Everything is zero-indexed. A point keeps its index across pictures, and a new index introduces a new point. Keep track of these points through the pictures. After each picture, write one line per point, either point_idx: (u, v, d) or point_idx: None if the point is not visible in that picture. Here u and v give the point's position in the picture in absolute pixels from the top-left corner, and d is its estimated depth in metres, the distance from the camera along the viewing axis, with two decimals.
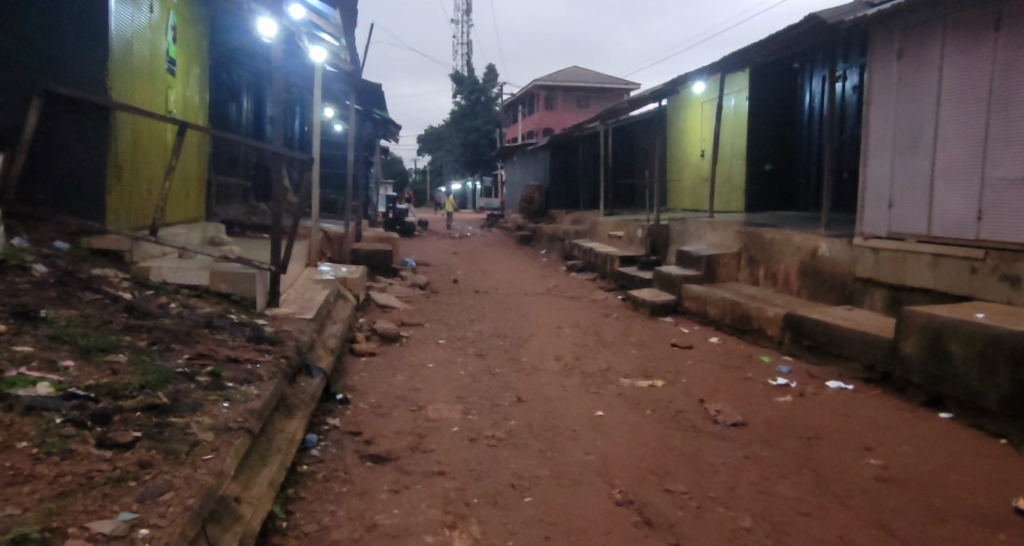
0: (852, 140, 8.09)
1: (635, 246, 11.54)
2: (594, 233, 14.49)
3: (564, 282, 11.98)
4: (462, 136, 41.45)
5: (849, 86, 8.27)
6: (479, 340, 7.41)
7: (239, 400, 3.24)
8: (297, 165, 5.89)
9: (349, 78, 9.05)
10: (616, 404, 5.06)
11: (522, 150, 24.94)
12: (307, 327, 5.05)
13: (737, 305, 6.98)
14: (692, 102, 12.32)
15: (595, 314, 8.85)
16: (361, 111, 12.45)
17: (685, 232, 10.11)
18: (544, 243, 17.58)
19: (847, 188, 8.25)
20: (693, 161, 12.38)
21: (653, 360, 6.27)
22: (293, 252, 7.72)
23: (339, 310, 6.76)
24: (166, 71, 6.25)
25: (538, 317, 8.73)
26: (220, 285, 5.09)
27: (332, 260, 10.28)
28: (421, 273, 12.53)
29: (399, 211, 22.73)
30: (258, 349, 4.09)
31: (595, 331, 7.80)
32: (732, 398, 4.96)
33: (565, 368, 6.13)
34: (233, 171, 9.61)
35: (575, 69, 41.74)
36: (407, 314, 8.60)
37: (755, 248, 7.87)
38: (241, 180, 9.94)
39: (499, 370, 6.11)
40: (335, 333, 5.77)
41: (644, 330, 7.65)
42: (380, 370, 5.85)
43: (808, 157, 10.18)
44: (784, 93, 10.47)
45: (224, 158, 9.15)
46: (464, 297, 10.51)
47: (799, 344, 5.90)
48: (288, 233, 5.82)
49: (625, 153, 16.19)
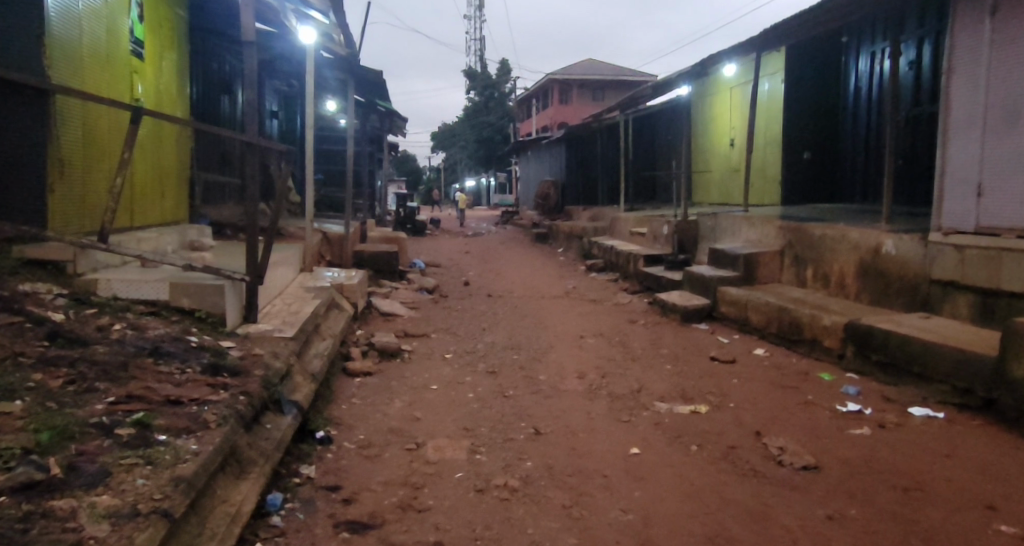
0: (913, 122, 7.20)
1: (660, 244, 10.68)
2: (615, 230, 13.63)
3: (583, 283, 11.14)
4: (475, 132, 40.72)
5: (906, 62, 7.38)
6: (491, 354, 6.61)
7: (164, 463, 2.43)
8: (280, 152, 5.12)
9: (346, 64, 8.32)
10: (654, 437, 4.22)
11: (537, 145, 24.13)
12: (285, 348, 4.27)
13: (785, 312, 6.10)
14: (722, 87, 11.44)
15: (619, 321, 8.01)
16: (364, 104, 11.76)
17: (717, 229, 9.23)
18: (560, 241, 16.74)
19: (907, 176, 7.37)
20: (722, 151, 11.56)
21: (692, 378, 5.42)
22: (284, 257, 6.99)
23: (331, 323, 5.98)
24: (128, 51, 5.48)
25: (556, 325, 7.92)
26: (182, 300, 4.32)
27: (333, 263, 9.54)
28: (429, 276, 11.78)
29: (410, 210, 22.01)
30: (213, 383, 3.29)
31: (621, 341, 6.96)
32: (795, 429, 4.10)
33: (589, 389, 5.30)
34: (225, 169, 8.91)
35: (590, 62, 40.80)
36: (412, 324, 7.83)
37: (802, 246, 6.99)
38: (235, 178, 9.24)
39: (512, 392, 5.30)
40: (323, 351, 4.99)
41: (677, 340, 6.79)
42: (375, 395, 5.06)
43: (852, 143, 9.24)
44: (825, 74, 9.56)
45: (213, 152, 8.42)
46: (475, 302, 9.72)
47: (866, 359, 5.01)
48: (271, 223, 5.04)
49: (646, 144, 15.35)
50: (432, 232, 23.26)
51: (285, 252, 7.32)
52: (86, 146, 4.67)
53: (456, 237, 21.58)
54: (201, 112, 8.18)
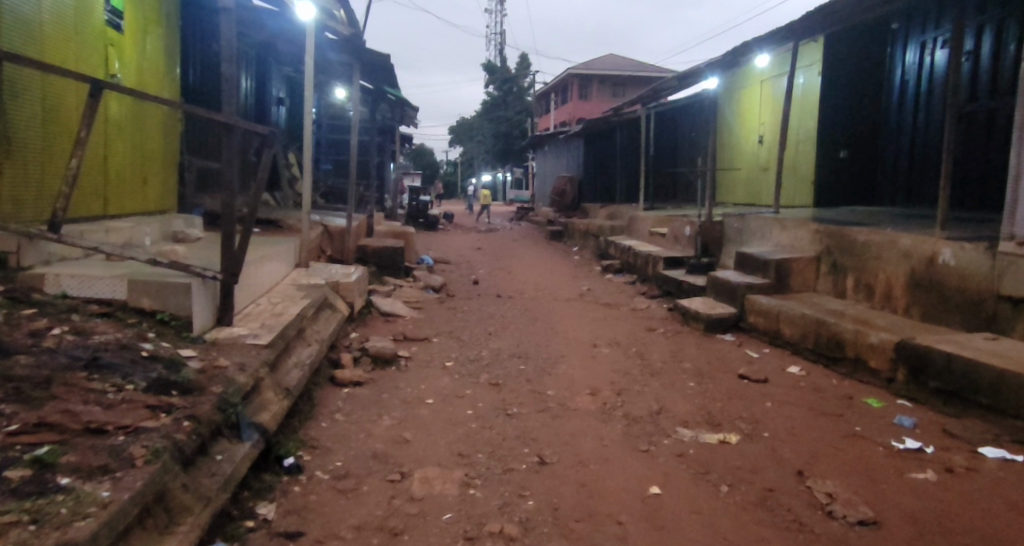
0: (983, 116, 6.50)
1: (681, 245, 10.07)
2: (633, 229, 13.02)
3: (599, 285, 10.56)
4: (492, 127, 40.20)
5: (974, 51, 6.66)
6: (496, 364, 6.05)
7: (55, 521, 1.88)
8: (267, 133, 4.59)
9: (350, 44, 7.85)
10: (677, 471, 3.64)
11: (554, 141, 23.54)
12: (256, 357, 3.72)
13: (823, 326, 5.49)
14: (754, 80, 10.81)
15: (637, 328, 7.43)
16: (372, 92, 11.31)
17: (744, 231, 8.60)
18: (575, 239, 16.16)
19: (973, 177, 6.66)
20: (750, 148, 11.03)
21: (719, 400, 4.82)
22: (278, 252, 6.50)
23: (321, 326, 5.46)
24: (103, 21, 4.96)
25: (568, 331, 7.36)
26: (143, 300, 3.79)
27: (334, 258, 9.03)
28: (437, 273, 11.26)
29: (423, 203, 21.53)
30: (155, 403, 2.75)
31: (639, 352, 6.37)
32: (844, 470, 3.49)
33: (602, 409, 4.72)
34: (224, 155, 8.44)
35: (610, 57, 40.10)
36: (414, 327, 7.31)
37: (841, 253, 6.37)
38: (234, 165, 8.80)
39: (516, 410, 4.75)
40: (306, 359, 4.46)
41: (701, 353, 6.19)
42: (362, 410, 4.53)
43: (895, 142, 8.60)
44: (867, 67, 8.93)
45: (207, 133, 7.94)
46: (483, 303, 9.18)
47: (921, 385, 4.40)
48: (252, 208, 4.50)
49: (667, 140, 14.73)
50: (444, 227, 22.75)
51: (279, 246, 6.83)
52: (45, 125, 4.17)
53: (469, 232, 21.07)
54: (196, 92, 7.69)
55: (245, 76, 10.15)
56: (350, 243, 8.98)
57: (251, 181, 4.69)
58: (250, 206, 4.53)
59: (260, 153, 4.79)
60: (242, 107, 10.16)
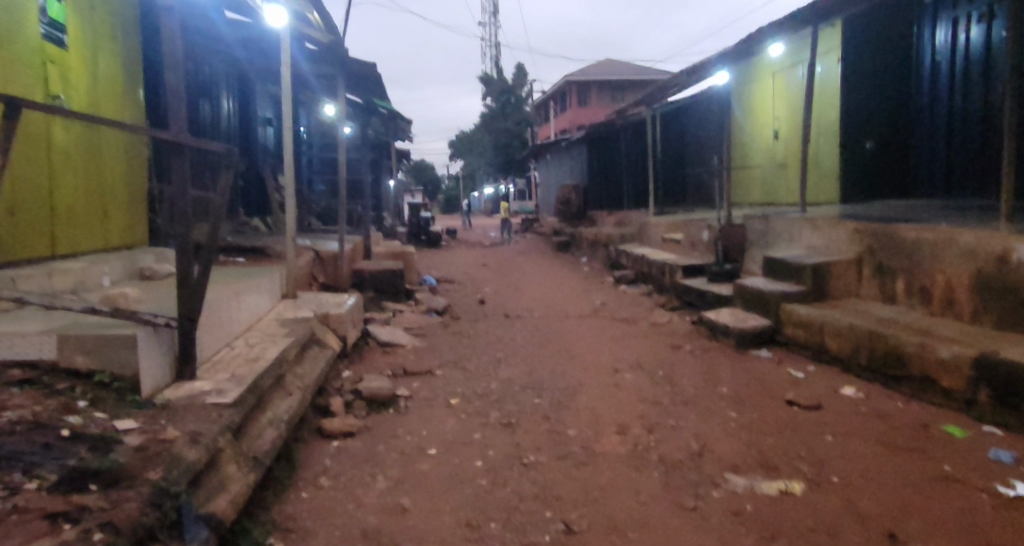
0: None
1: (699, 251, 9.41)
2: (644, 236, 12.36)
3: (613, 298, 9.89)
4: (492, 139, 39.73)
5: None
6: (508, 399, 5.37)
7: None
8: (229, 148, 3.67)
9: (334, 52, 7.28)
10: (735, 536, 2.97)
11: (556, 149, 22.96)
12: (217, 420, 3.06)
13: (879, 339, 4.80)
14: (768, 71, 10.18)
15: (660, 347, 6.74)
16: (362, 107, 10.76)
17: (769, 233, 7.93)
18: (584, 249, 15.49)
19: None
20: (766, 145, 10.42)
21: (770, 434, 4.13)
22: (260, 284, 5.88)
23: (307, 368, 4.80)
24: (38, 35, 4.39)
25: (585, 353, 6.69)
26: (76, 359, 3.15)
27: (327, 285, 8.39)
28: (440, 294, 10.63)
29: (424, 220, 20.97)
30: (61, 509, 2.09)
31: (666, 376, 5.69)
32: (946, 531, 2.80)
33: (634, 454, 4.03)
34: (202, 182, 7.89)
35: (607, 62, 39.58)
36: (415, 358, 6.66)
37: (889, 254, 5.68)
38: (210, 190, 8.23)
39: (534, 458, 4.07)
40: (284, 413, 3.80)
41: (737, 375, 5.50)
42: (354, 469, 3.86)
43: (928, 128, 7.94)
44: (892, 49, 8.28)
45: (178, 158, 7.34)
46: (490, 325, 8.50)
47: (1014, 409, 3.70)
48: (213, 235, 3.67)
49: (674, 142, 14.09)
50: (448, 243, 22.16)
51: (264, 277, 6.22)
52: None
53: (473, 247, 20.45)
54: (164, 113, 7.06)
55: (225, 96, 9.59)
56: (344, 268, 8.34)
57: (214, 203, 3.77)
58: (209, 233, 3.69)
59: (224, 172, 3.81)
60: (224, 129, 9.59)
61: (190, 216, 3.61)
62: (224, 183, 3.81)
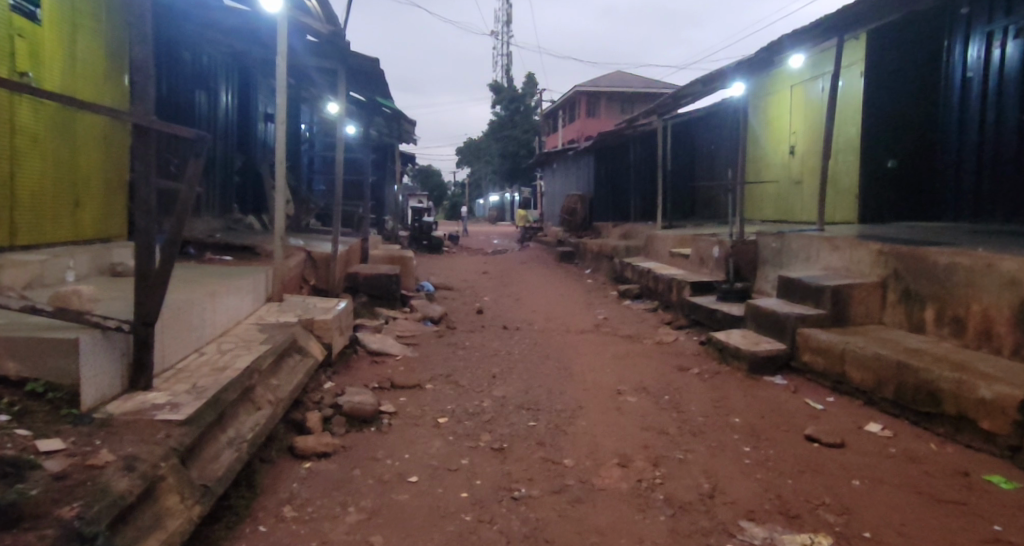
0: None
1: (708, 268, 9.01)
2: (651, 250, 11.97)
3: (617, 313, 9.49)
4: (499, 147, 39.46)
5: None
6: (501, 420, 4.96)
7: None
8: (202, 132, 3.24)
9: (334, 43, 6.93)
10: None
11: (563, 158, 22.64)
12: (164, 440, 2.67)
13: (909, 372, 4.39)
14: (786, 83, 9.81)
15: (665, 368, 6.34)
16: (366, 106, 10.42)
17: (784, 252, 7.52)
18: (588, 260, 15.10)
19: None
20: (782, 160, 10.04)
21: (790, 476, 3.72)
22: (242, 286, 5.50)
23: (283, 379, 4.41)
24: (5, 5, 4.02)
25: (585, 372, 6.29)
26: (8, 365, 2.77)
27: (318, 289, 8.00)
28: (438, 302, 10.24)
29: (426, 225, 20.62)
30: None
31: (673, 401, 5.28)
32: None
33: (637, 492, 3.62)
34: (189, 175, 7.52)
35: (618, 74, 39.34)
36: (405, 370, 6.26)
37: (919, 279, 5.28)
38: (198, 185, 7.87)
39: (526, 491, 3.66)
40: (249, 431, 3.40)
41: (749, 403, 5.09)
42: (324, 497, 3.46)
43: (955, 148, 7.57)
44: (918, 65, 7.91)
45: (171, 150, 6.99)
46: (487, 336, 8.10)
47: None
48: (178, 227, 3.24)
49: (685, 154, 13.72)
50: (450, 249, 21.79)
51: (247, 278, 5.84)
52: None
53: (475, 255, 20.06)
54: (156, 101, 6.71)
55: (224, 89, 9.25)
56: (337, 271, 7.95)
57: (181, 195, 3.27)
58: (173, 226, 3.26)
59: (193, 159, 3.29)
60: (221, 123, 9.25)
61: (153, 207, 3.22)
62: (192, 172, 3.28)
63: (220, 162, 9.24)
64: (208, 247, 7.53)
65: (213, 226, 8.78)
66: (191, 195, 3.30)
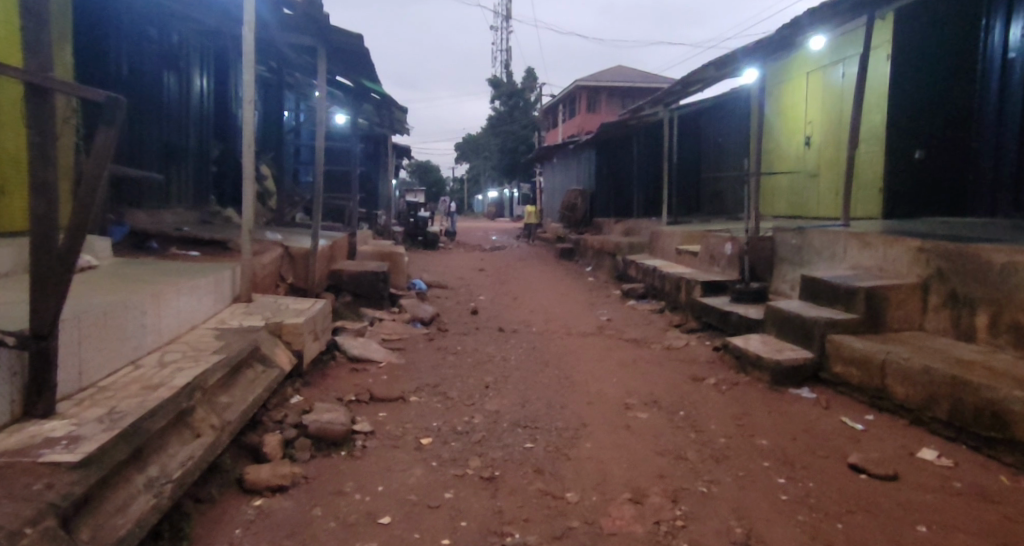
0: None
1: (720, 266, 8.36)
2: (656, 246, 11.32)
3: (621, 315, 8.85)
4: (498, 142, 38.78)
5: None
6: (493, 440, 4.32)
7: None
8: (116, 94, 2.55)
9: (312, 15, 6.24)
10: None
11: (563, 152, 21.97)
12: (39, 495, 2.03)
13: (969, 390, 3.75)
14: (803, 68, 9.14)
15: (677, 378, 5.70)
16: (354, 92, 9.75)
17: (804, 250, 6.88)
18: (589, 258, 14.46)
19: None
20: (797, 151, 9.39)
21: (837, 519, 3.08)
22: (199, 286, 4.85)
23: (236, 396, 3.76)
24: None
25: (588, 381, 5.64)
26: None
27: (297, 287, 7.34)
28: (430, 301, 9.60)
29: (422, 220, 19.95)
30: None
31: (689, 418, 4.64)
32: None
33: (654, 539, 3.00)
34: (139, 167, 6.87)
35: (619, 68, 38.62)
36: (387, 380, 5.61)
37: (970, 281, 4.63)
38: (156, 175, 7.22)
39: (520, 537, 3.04)
40: (178, 467, 2.76)
41: (777, 421, 4.45)
42: None
43: (994, 135, 6.95)
44: (952, 46, 7.28)
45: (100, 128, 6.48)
46: (481, 340, 7.46)
47: None
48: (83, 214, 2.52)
49: (692, 146, 13.06)
50: (446, 246, 21.13)
51: (208, 276, 5.18)
52: None
53: (472, 252, 19.41)
54: (84, 72, 6.13)
55: (196, 73, 8.59)
56: (317, 268, 7.30)
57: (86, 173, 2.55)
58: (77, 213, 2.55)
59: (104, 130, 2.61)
60: (194, 108, 8.63)
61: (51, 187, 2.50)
62: (102, 144, 2.56)
63: (191, 151, 8.61)
64: (175, 242, 6.90)
65: (185, 219, 8.14)
66: (101, 175, 2.57)
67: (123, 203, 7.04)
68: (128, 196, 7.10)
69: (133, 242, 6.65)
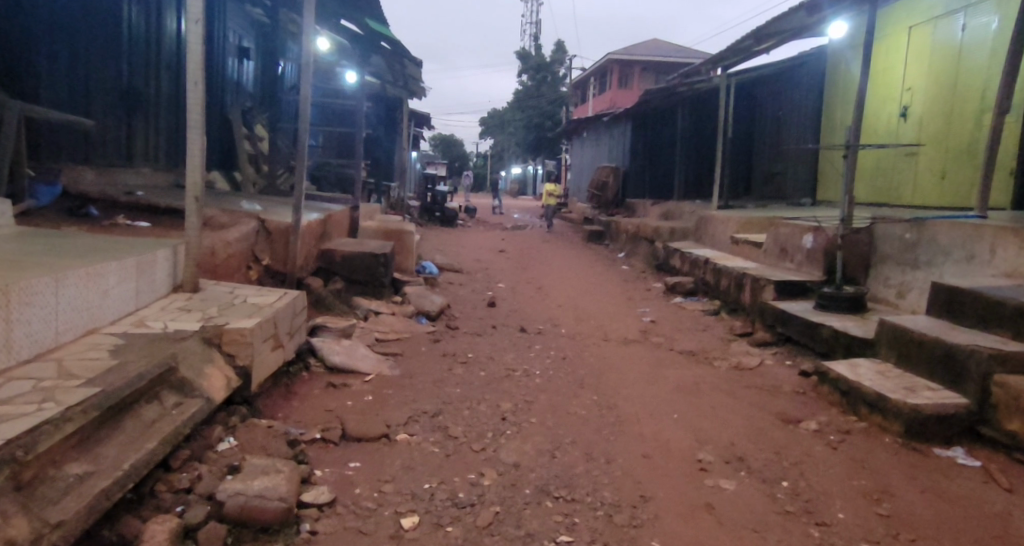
0: None
1: (796, 261, 6.78)
2: (705, 232, 9.75)
3: (667, 315, 7.34)
4: (525, 117, 37.05)
5: None
6: (511, 525, 2.86)
7: None
8: None
9: None
10: None
11: (594, 127, 20.32)
12: None
13: None
14: (906, 24, 7.49)
15: (761, 416, 4.20)
16: (361, 39, 8.25)
17: (922, 247, 5.28)
18: (622, 243, 12.93)
19: None
20: (889, 124, 7.75)
21: None
22: (109, 271, 3.44)
23: (103, 462, 2.35)
24: None
25: (637, 418, 4.15)
26: None
27: (272, 270, 5.92)
28: (439, 290, 8.15)
29: (439, 195, 18.51)
30: None
31: (799, 494, 3.14)
32: None
33: None
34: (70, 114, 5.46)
35: (655, 42, 36.32)
36: (369, 405, 4.17)
37: None
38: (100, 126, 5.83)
39: None
40: None
41: (941, 514, 2.94)
42: None
43: None
44: None
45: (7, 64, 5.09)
46: (498, 344, 5.99)
47: None
48: None
49: (749, 119, 11.38)
50: (465, 223, 19.67)
51: (129, 254, 3.76)
52: None
53: (492, 231, 17.94)
54: None
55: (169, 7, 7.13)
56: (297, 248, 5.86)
57: None
58: None
59: None
60: (167, 52, 7.20)
61: None
62: None
63: (164, 102, 7.20)
64: (123, 208, 5.52)
65: (150, 181, 6.77)
66: None
67: (62, 159, 5.66)
68: (70, 149, 5.75)
69: (68, 206, 5.25)
